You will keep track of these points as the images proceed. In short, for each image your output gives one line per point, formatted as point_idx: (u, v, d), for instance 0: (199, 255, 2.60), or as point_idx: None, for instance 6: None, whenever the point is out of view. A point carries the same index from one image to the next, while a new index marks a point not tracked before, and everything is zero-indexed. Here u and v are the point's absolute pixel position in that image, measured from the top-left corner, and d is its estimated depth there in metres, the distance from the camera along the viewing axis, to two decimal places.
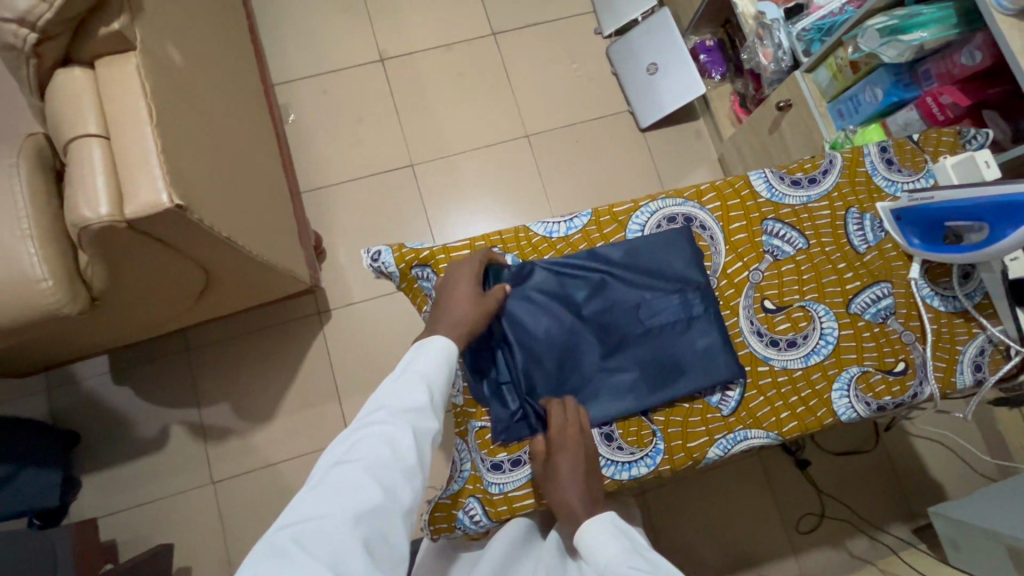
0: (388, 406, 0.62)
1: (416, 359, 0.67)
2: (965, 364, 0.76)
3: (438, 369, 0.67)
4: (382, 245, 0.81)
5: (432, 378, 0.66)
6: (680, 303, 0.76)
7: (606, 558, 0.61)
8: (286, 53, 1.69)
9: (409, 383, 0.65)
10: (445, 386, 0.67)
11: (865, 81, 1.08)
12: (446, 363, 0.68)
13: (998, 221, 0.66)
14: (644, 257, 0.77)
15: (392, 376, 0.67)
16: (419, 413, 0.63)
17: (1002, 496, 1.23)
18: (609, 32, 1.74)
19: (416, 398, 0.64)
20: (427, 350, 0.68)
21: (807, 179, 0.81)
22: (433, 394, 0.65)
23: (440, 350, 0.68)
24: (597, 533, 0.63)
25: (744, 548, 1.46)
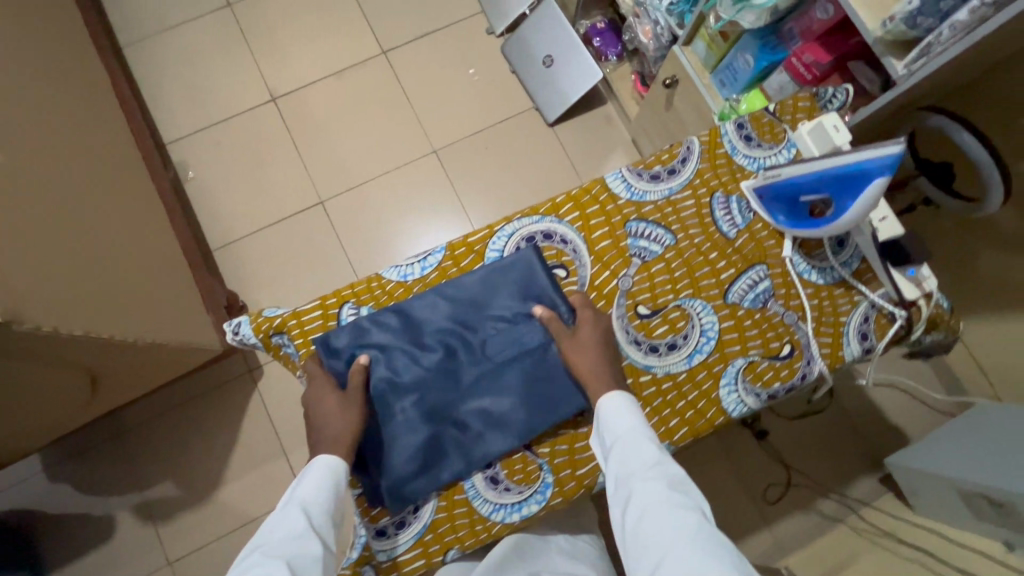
0: (265, 546, 0.58)
1: (295, 488, 0.64)
2: (851, 335, 0.74)
3: (319, 491, 0.64)
4: (243, 315, 0.77)
5: (313, 502, 0.63)
6: (523, 329, 0.73)
7: (625, 426, 0.64)
8: (174, 109, 1.63)
9: (289, 514, 0.61)
10: (330, 510, 0.64)
11: (734, 48, 1.05)
12: (327, 482, 0.65)
13: (839, 191, 0.65)
14: (478, 290, 0.73)
15: (272, 517, 0.63)
16: (298, 541, 0.59)
17: (956, 440, 1.22)
18: (501, 31, 1.69)
19: (295, 524, 0.60)
20: (306, 477, 0.65)
21: (666, 171, 0.78)
22: (316, 521, 0.62)
23: (313, 472, 0.65)
24: (615, 411, 0.65)
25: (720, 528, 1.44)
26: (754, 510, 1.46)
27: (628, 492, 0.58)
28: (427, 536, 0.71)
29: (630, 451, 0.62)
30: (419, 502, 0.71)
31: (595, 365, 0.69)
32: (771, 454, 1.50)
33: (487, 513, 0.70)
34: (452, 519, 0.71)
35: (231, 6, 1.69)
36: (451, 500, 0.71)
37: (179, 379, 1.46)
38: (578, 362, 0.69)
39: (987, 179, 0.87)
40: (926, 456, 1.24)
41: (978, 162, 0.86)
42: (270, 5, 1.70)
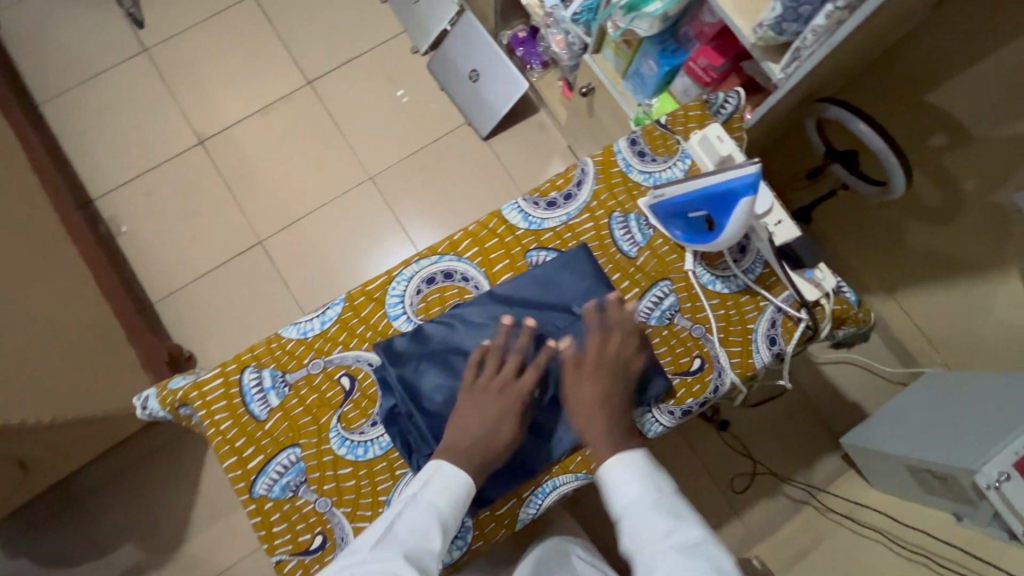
0: (395, 535, 0.57)
1: (431, 483, 0.62)
2: (760, 341, 0.74)
3: (451, 502, 0.61)
4: (149, 389, 0.75)
5: (445, 513, 0.60)
6: (582, 330, 0.72)
7: (633, 491, 0.60)
8: (99, 164, 1.59)
9: (418, 518, 0.59)
10: (455, 517, 0.61)
11: (639, 54, 1.05)
12: (461, 494, 0.62)
13: (717, 208, 0.66)
14: (537, 291, 0.73)
15: (398, 511, 0.60)
16: (424, 543, 0.57)
17: (906, 415, 1.23)
18: (425, 49, 1.67)
19: (419, 534, 0.58)
20: (442, 479, 0.62)
21: (562, 196, 0.77)
22: (443, 527, 0.59)
23: (450, 480, 0.62)
24: (625, 472, 0.61)
25: None
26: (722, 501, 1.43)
27: (650, 566, 0.54)
28: None
29: (642, 517, 0.58)
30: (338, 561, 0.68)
31: (599, 399, 0.66)
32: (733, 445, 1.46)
33: None
34: None
35: (148, 51, 1.66)
36: None
37: (129, 439, 1.43)
38: (585, 394, 0.66)
39: (889, 166, 0.88)
40: (878, 432, 1.25)
41: (879, 151, 0.87)
42: (188, 46, 1.67)
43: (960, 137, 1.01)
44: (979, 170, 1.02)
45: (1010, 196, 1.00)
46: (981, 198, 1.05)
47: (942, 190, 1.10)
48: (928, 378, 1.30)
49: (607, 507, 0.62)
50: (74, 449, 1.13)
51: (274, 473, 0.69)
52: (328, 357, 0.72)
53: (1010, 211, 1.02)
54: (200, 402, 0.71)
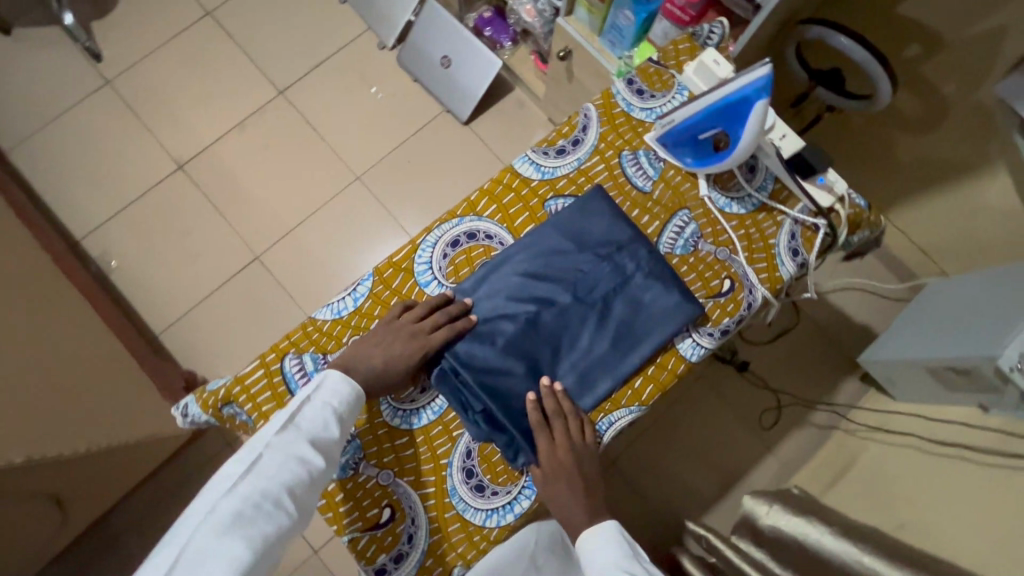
0: (293, 428, 0.61)
1: (326, 388, 0.64)
2: (783, 254, 0.76)
3: (346, 404, 0.64)
4: (187, 396, 0.74)
5: (341, 413, 0.64)
6: (612, 267, 0.73)
7: (606, 560, 0.63)
8: (79, 203, 1.55)
9: (314, 416, 0.62)
10: (353, 412, 0.65)
11: (613, 8, 1.06)
12: (356, 397, 0.65)
13: (729, 121, 0.69)
14: (558, 237, 0.73)
15: (293, 407, 0.63)
16: (323, 432, 0.62)
17: (919, 322, 1.26)
18: (392, 43, 1.67)
19: (317, 432, 0.62)
20: (336, 382, 0.65)
21: (570, 143, 0.78)
22: (342, 420, 0.63)
23: (344, 387, 0.64)
24: (601, 538, 0.64)
25: (734, 470, 1.44)
26: (754, 439, 1.45)
27: None
28: (428, 560, 0.68)
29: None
30: (409, 530, 0.68)
31: (567, 501, 0.66)
32: (756, 383, 1.48)
33: (481, 521, 0.69)
34: (448, 538, 0.68)
35: (111, 83, 1.62)
36: (443, 519, 0.69)
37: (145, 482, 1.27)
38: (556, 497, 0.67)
39: (874, 75, 0.92)
40: (894, 344, 1.27)
41: (862, 61, 0.91)
42: (151, 72, 1.64)
43: (933, 42, 1.04)
44: (956, 71, 1.05)
45: (991, 89, 1.03)
46: (963, 98, 1.08)
47: (921, 98, 1.13)
48: (933, 286, 1.33)
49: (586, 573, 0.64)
50: (104, 482, 1.10)
51: None
52: (367, 332, 0.72)
53: (991, 105, 1.05)
54: (245, 397, 0.70)
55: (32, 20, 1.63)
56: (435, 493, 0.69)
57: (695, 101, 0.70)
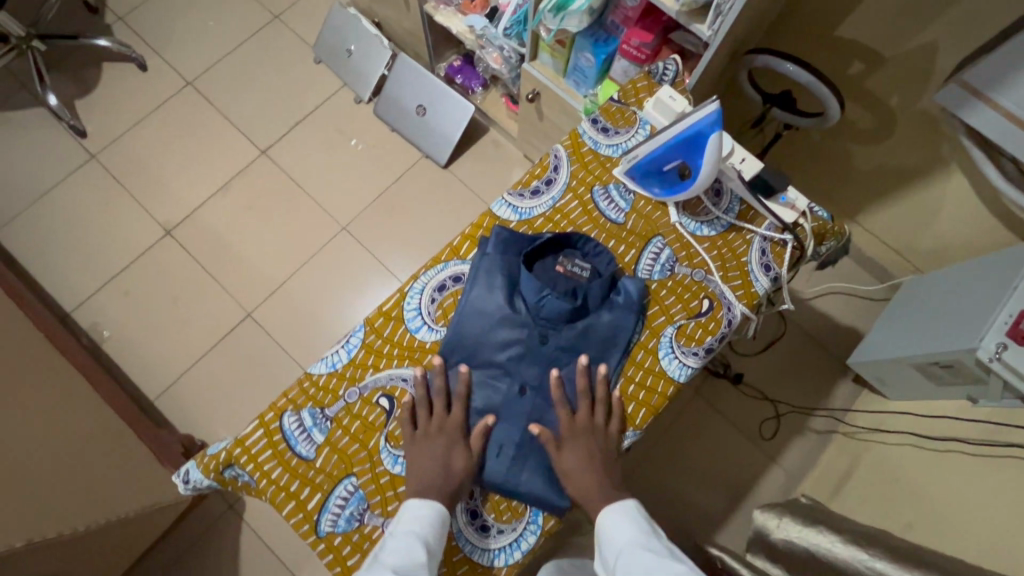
0: (383, 564, 0.59)
1: (410, 518, 0.64)
2: (756, 270, 0.80)
3: (429, 525, 0.63)
4: (189, 462, 0.75)
5: (426, 536, 0.62)
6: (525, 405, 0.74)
7: (625, 538, 0.64)
8: (68, 276, 1.57)
9: (400, 545, 0.61)
10: (438, 538, 0.63)
11: (574, 51, 1.12)
12: (439, 519, 0.64)
13: (691, 151, 0.74)
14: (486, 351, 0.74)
15: (381, 548, 0.62)
16: (414, 565, 0.59)
17: (900, 321, 1.29)
18: (368, 97, 1.73)
19: (409, 552, 0.60)
20: (415, 508, 0.65)
21: (543, 183, 0.82)
22: (428, 550, 0.61)
23: (427, 504, 0.65)
24: (620, 516, 0.66)
25: (741, 485, 1.44)
26: (756, 452, 1.46)
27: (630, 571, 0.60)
28: None
29: (634, 556, 0.61)
30: None
31: (581, 470, 0.69)
32: (752, 394, 1.50)
33: (488, 560, 0.69)
34: None
35: (96, 157, 1.67)
36: (450, 562, 0.69)
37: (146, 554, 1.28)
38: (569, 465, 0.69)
39: (821, 94, 0.98)
40: (879, 344, 1.30)
41: (808, 83, 0.97)
42: (135, 144, 1.69)
43: (874, 59, 1.10)
44: (898, 84, 1.11)
45: (932, 99, 1.09)
46: (908, 108, 1.14)
47: (870, 109, 1.19)
48: (911, 285, 1.37)
49: (603, 550, 0.65)
50: (106, 558, 1.10)
51: (335, 508, 0.69)
52: (362, 383, 0.73)
53: (935, 113, 1.11)
54: (245, 457, 0.71)
55: (15, 103, 1.68)
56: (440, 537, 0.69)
57: (657, 136, 0.75)
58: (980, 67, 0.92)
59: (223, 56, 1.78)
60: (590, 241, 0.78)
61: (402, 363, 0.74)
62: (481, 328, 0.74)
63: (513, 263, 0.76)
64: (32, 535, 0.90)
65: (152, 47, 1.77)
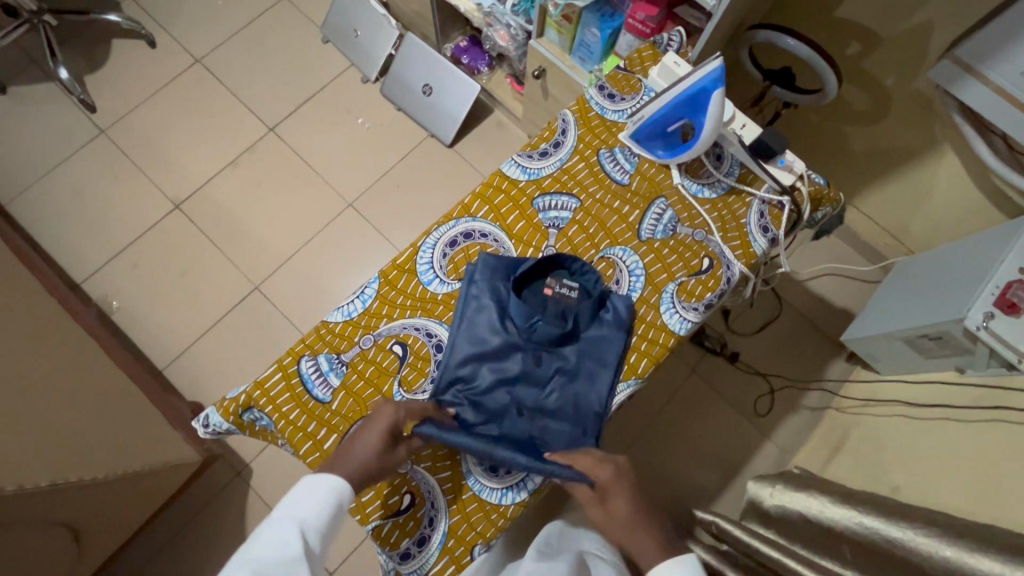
0: (255, 563, 0.54)
1: (298, 500, 0.59)
2: (755, 230, 0.83)
3: (316, 507, 0.59)
4: (208, 407, 0.78)
5: (308, 522, 0.59)
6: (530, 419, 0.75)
7: None
8: (78, 248, 1.59)
9: (276, 536, 0.57)
10: (326, 522, 0.59)
11: (581, 26, 1.15)
12: (328, 501, 0.60)
13: (694, 112, 0.77)
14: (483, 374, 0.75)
15: (255, 536, 0.57)
16: (291, 560, 0.55)
17: (894, 297, 1.33)
18: (375, 77, 1.76)
19: (289, 543, 0.56)
20: (302, 490, 0.60)
21: (552, 146, 0.85)
22: (307, 540, 0.57)
23: (318, 484, 0.60)
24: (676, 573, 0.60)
25: (735, 457, 1.48)
26: (751, 427, 1.50)
27: None
28: (451, 541, 0.71)
29: None
30: (431, 513, 0.72)
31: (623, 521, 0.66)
32: (747, 371, 1.54)
33: (496, 499, 0.73)
34: (467, 518, 0.72)
35: (106, 132, 1.69)
36: (460, 501, 0.72)
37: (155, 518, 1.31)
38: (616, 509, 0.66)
39: (820, 69, 1.01)
40: (871, 320, 1.34)
41: (807, 58, 1.01)
42: (145, 120, 1.71)
43: (871, 39, 1.14)
44: (895, 64, 1.15)
45: (926, 78, 1.12)
46: (903, 88, 1.18)
47: (866, 89, 1.23)
48: (903, 263, 1.41)
49: None
50: (119, 515, 1.13)
51: None
52: (376, 330, 0.76)
53: (928, 93, 1.14)
54: (264, 400, 0.74)
55: (26, 77, 1.70)
56: (451, 476, 0.73)
57: (661, 96, 0.79)
58: (972, 44, 0.96)
59: (232, 34, 1.80)
60: (579, 261, 0.78)
61: (415, 313, 0.77)
62: (475, 353, 0.74)
63: (501, 288, 0.76)
64: (51, 484, 0.93)
65: (161, 25, 1.79)
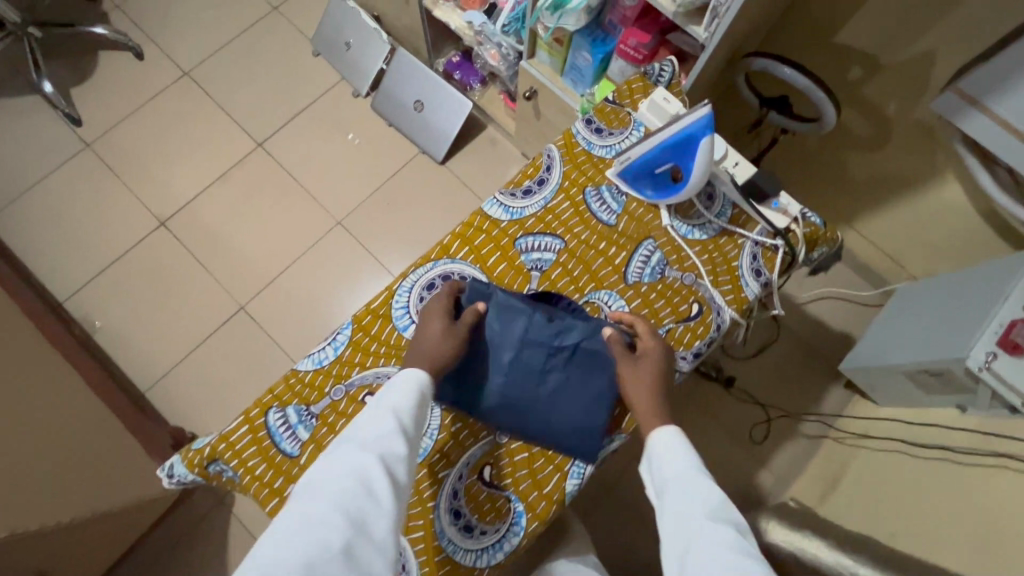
0: (356, 439, 0.57)
1: (391, 392, 0.62)
2: (746, 274, 0.79)
3: (407, 398, 0.62)
4: (172, 457, 0.75)
5: (402, 410, 0.61)
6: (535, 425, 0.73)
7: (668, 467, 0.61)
8: (61, 266, 1.56)
9: (376, 418, 0.59)
10: (415, 413, 0.61)
11: (572, 49, 1.11)
12: (415, 395, 0.63)
13: (682, 156, 0.74)
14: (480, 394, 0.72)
15: (356, 420, 0.61)
16: (387, 438, 0.58)
17: (895, 327, 1.29)
18: (366, 91, 1.72)
19: (385, 426, 0.59)
20: (393, 386, 0.63)
21: (536, 183, 0.82)
22: (403, 423, 0.60)
23: (406, 379, 0.63)
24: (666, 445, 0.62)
25: (730, 487, 1.44)
26: (746, 456, 1.46)
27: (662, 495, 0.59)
28: None
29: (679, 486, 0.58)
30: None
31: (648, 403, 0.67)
32: (743, 398, 1.50)
33: (470, 560, 0.69)
34: None
35: (91, 146, 1.66)
36: (432, 563, 0.69)
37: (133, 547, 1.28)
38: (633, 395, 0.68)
39: (817, 99, 0.97)
40: (870, 351, 1.30)
41: (805, 88, 0.97)
42: (131, 134, 1.68)
43: (872, 66, 1.10)
44: (896, 91, 1.11)
45: (928, 107, 1.08)
46: (905, 116, 1.14)
47: (867, 115, 1.19)
48: (904, 291, 1.37)
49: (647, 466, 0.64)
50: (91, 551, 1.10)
51: None
52: (348, 380, 0.73)
53: (931, 121, 1.10)
54: (229, 453, 0.71)
55: (11, 89, 1.67)
56: (424, 537, 0.69)
57: (649, 139, 0.75)
58: (977, 76, 0.92)
59: (221, 46, 1.77)
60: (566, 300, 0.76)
61: (389, 362, 0.74)
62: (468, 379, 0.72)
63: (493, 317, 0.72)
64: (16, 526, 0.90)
65: (149, 37, 1.76)
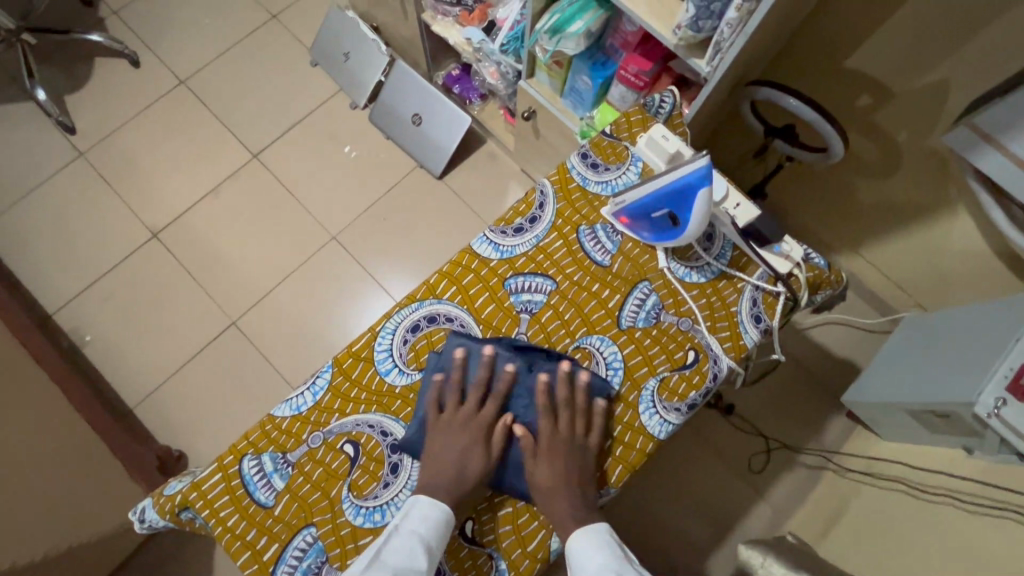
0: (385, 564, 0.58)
1: (419, 517, 0.63)
2: (746, 321, 0.76)
3: (434, 529, 0.62)
4: (145, 500, 0.72)
5: (429, 541, 0.62)
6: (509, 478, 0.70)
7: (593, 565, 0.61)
8: (51, 277, 1.54)
9: (403, 545, 0.60)
10: (441, 544, 0.62)
11: (571, 72, 1.08)
12: (443, 524, 0.63)
13: (679, 204, 0.70)
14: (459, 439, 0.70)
15: (382, 542, 0.61)
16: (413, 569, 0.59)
17: (900, 360, 1.25)
18: (364, 103, 1.69)
19: (413, 554, 0.60)
20: (422, 509, 0.64)
21: (527, 221, 0.79)
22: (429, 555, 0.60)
23: (435, 506, 0.64)
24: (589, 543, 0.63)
25: (727, 517, 1.40)
26: (744, 486, 1.42)
27: None
28: None
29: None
30: None
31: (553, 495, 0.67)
32: (742, 425, 1.47)
33: None
34: None
35: (84, 154, 1.64)
36: None
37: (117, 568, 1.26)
38: (542, 478, 0.67)
39: (824, 131, 0.94)
40: (874, 384, 1.26)
41: (812, 120, 0.93)
42: (125, 144, 1.65)
43: (883, 93, 1.06)
44: (907, 121, 1.07)
45: (941, 138, 1.05)
46: (916, 145, 1.10)
47: (876, 143, 1.15)
48: (911, 321, 1.33)
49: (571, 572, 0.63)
50: None
51: (292, 559, 0.67)
52: (327, 427, 0.71)
53: (942, 152, 1.06)
54: (202, 501, 0.69)
55: (5, 96, 1.65)
56: None
57: (645, 184, 0.71)
58: (993, 112, 0.88)
59: (218, 54, 1.74)
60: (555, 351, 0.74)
61: (370, 409, 0.72)
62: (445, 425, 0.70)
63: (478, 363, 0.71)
64: None
65: (145, 43, 1.73)
